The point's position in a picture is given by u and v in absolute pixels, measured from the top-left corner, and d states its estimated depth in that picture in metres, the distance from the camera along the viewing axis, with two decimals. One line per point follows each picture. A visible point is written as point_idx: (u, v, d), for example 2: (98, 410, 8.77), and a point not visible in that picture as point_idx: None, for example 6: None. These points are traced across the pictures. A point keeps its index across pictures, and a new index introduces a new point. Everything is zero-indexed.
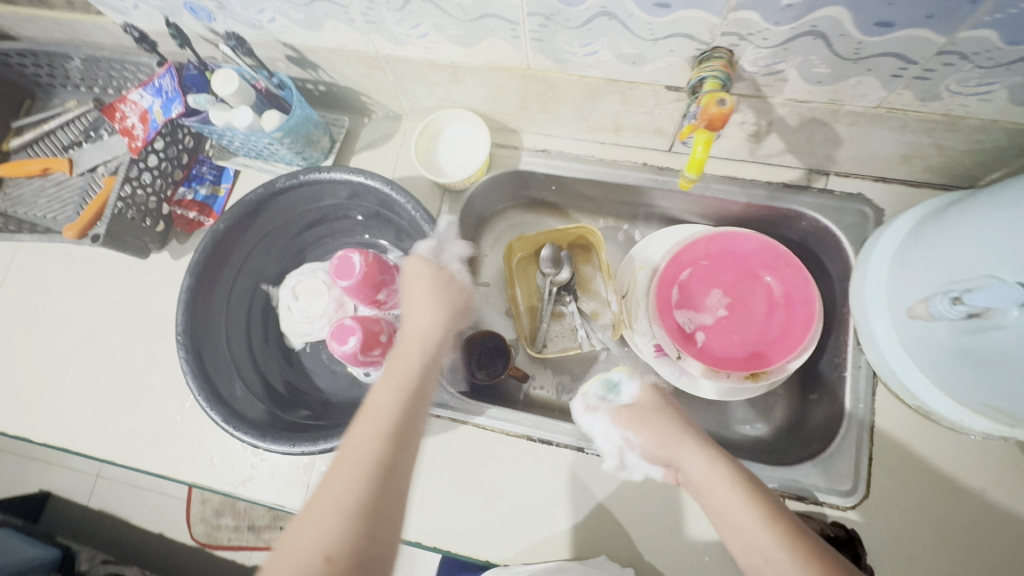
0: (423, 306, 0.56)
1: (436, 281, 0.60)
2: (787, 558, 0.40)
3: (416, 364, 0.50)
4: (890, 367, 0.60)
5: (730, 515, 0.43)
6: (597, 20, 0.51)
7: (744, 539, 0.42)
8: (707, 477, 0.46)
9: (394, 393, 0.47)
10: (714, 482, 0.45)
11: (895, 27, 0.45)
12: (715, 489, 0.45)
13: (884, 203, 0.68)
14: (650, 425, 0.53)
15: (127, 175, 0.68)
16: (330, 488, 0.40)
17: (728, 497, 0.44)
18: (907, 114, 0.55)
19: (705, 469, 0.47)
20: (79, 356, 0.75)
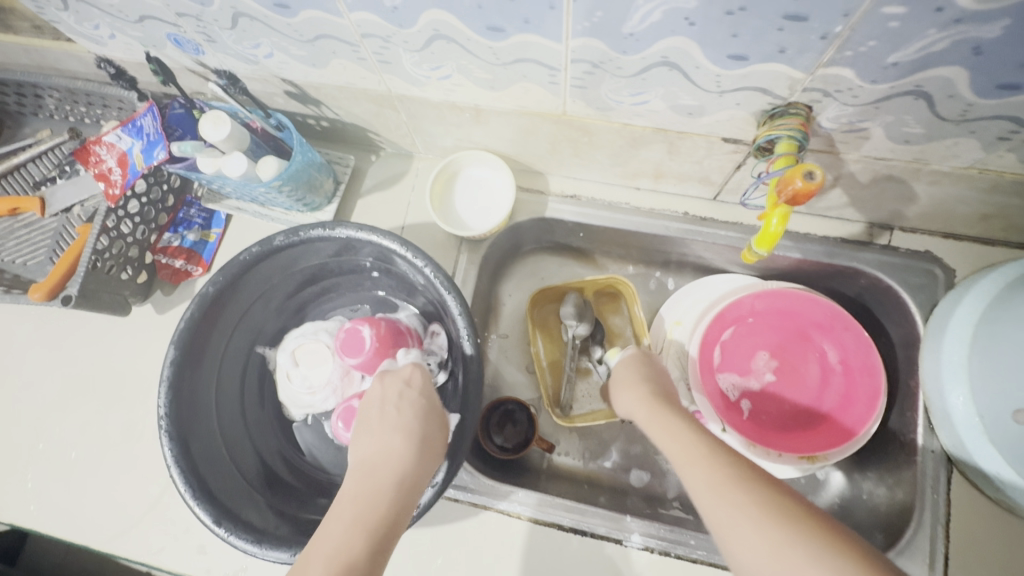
0: (379, 434, 0.47)
1: (414, 402, 0.49)
2: (746, 510, 0.35)
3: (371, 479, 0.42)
4: (974, 461, 0.53)
5: (696, 475, 0.39)
6: (655, 70, 0.43)
7: (708, 498, 0.37)
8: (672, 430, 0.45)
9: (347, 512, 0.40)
10: (680, 450, 0.42)
11: (1020, 90, 0.37)
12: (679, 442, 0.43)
13: (955, 263, 0.61)
14: (635, 390, 0.53)
15: (103, 227, 0.59)
16: None
17: (684, 448, 0.42)
18: (1002, 176, 0.48)
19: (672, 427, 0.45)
20: (52, 424, 0.67)
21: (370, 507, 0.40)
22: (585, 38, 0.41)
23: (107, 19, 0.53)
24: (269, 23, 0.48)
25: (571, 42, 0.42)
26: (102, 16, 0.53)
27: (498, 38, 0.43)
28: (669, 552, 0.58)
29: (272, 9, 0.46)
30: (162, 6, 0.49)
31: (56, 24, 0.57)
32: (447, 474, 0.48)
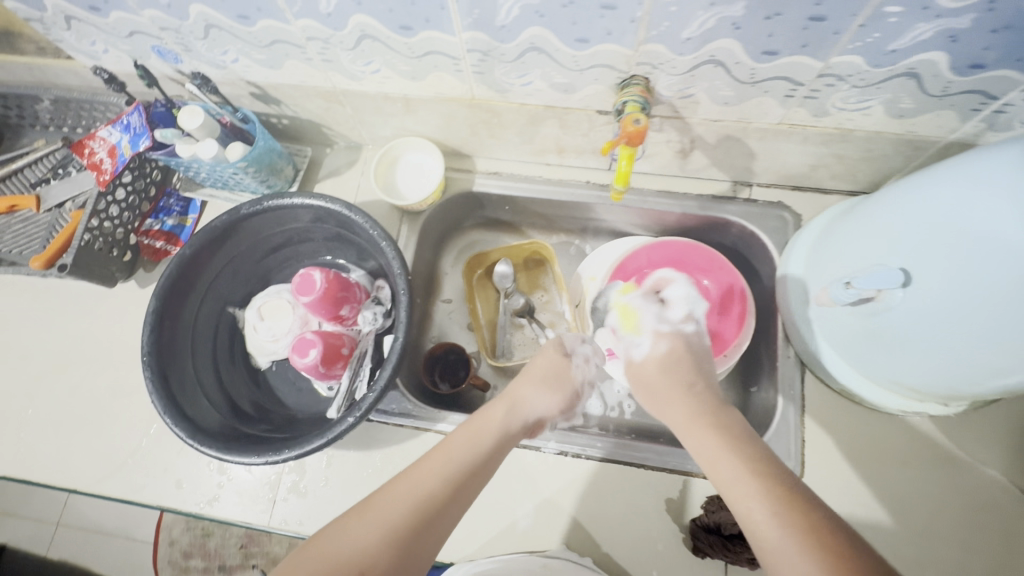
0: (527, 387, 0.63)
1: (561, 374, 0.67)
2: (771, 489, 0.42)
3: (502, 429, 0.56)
4: (814, 356, 0.66)
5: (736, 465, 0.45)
6: (529, 55, 0.57)
7: (737, 476, 0.44)
8: (712, 440, 0.49)
9: (462, 446, 0.52)
10: (732, 460, 0.45)
11: (779, 55, 0.52)
12: (717, 453, 0.47)
13: (801, 209, 0.75)
14: (672, 398, 0.57)
15: (94, 209, 0.70)
16: (368, 516, 0.44)
17: (729, 459, 0.46)
18: (806, 129, 0.63)
19: (710, 433, 0.50)
20: (44, 387, 0.76)
21: (478, 447, 0.52)
22: (472, 32, 0.55)
23: (103, 36, 0.66)
24: (234, 32, 0.61)
25: (463, 35, 0.56)
26: (99, 34, 0.66)
27: (409, 35, 0.57)
28: (580, 454, 0.68)
29: (236, 21, 0.59)
30: (149, 22, 0.62)
31: (59, 42, 0.70)
32: (385, 381, 0.60)
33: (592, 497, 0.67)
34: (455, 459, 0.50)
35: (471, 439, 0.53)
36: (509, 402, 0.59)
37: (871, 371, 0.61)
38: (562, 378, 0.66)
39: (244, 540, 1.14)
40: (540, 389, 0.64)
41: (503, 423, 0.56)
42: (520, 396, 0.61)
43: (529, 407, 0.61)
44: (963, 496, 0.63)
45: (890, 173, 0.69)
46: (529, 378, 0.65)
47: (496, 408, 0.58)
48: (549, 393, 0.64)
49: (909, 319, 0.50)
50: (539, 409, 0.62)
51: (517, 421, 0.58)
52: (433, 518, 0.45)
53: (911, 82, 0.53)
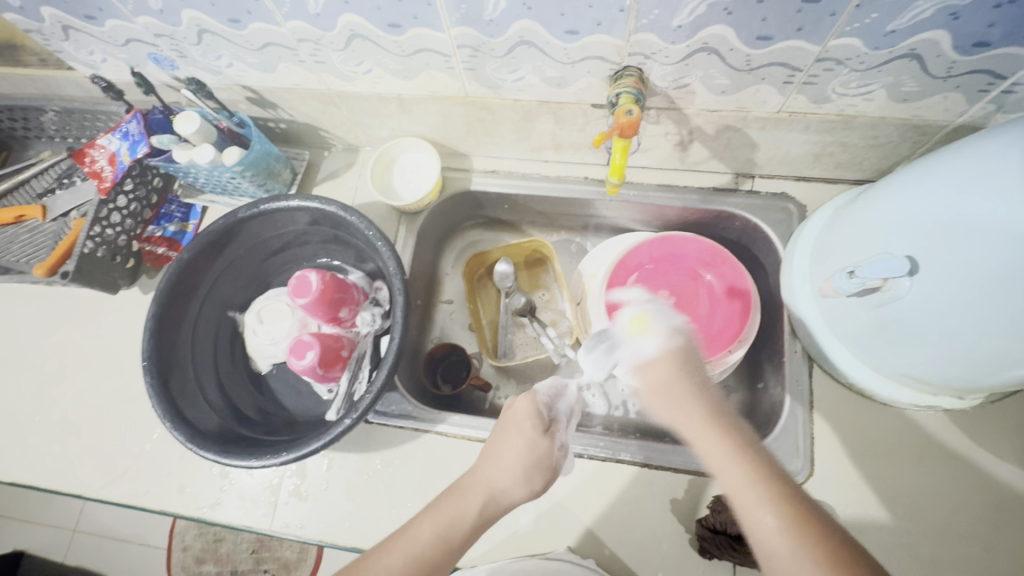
0: (490, 467, 0.52)
1: (531, 446, 0.54)
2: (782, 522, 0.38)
3: (470, 516, 0.49)
4: (821, 349, 0.65)
5: (736, 479, 0.41)
6: (519, 49, 0.57)
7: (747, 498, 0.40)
8: (729, 462, 0.43)
9: (425, 536, 0.47)
10: (735, 473, 0.42)
11: (774, 40, 0.51)
12: (745, 486, 0.41)
13: (806, 200, 0.73)
14: (685, 407, 0.48)
15: (95, 216, 0.71)
16: None
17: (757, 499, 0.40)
18: (807, 117, 0.62)
19: (734, 458, 0.43)
20: (52, 393, 0.77)
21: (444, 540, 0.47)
22: (462, 27, 0.55)
23: (100, 44, 0.67)
24: (226, 36, 0.62)
25: (451, 31, 0.56)
26: (97, 43, 0.67)
27: (399, 33, 0.57)
28: (583, 454, 0.67)
29: (227, 24, 0.60)
30: (143, 29, 0.63)
31: (58, 53, 0.71)
32: (381, 382, 0.59)
33: (594, 498, 0.65)
34: (416, 556, 0.45)
35: (439, 536, 0.47)
36: (485, 490, 0.51)
37: (879, 363, 0.59)
38: (539, 456, 0.54)
39: (255, 546, 1.17)
40: (513, 471, 0.52)
41: (472, 521, 0.49)
42: (493, 484, 0.51)
43: (506, 491, 0.51)
44: (981, 493, 0.61)
45: (896, 160, 0.67)
46: (503, 457, 0.53)
47: (469, 499, 0.50)
48: (526, 475, 0.52)
49: (922, 310, 0.48)
50: (517, 493, 0.51)
51: (493, 514, 0.50)
52: None
53: (913, 63, 0.51)
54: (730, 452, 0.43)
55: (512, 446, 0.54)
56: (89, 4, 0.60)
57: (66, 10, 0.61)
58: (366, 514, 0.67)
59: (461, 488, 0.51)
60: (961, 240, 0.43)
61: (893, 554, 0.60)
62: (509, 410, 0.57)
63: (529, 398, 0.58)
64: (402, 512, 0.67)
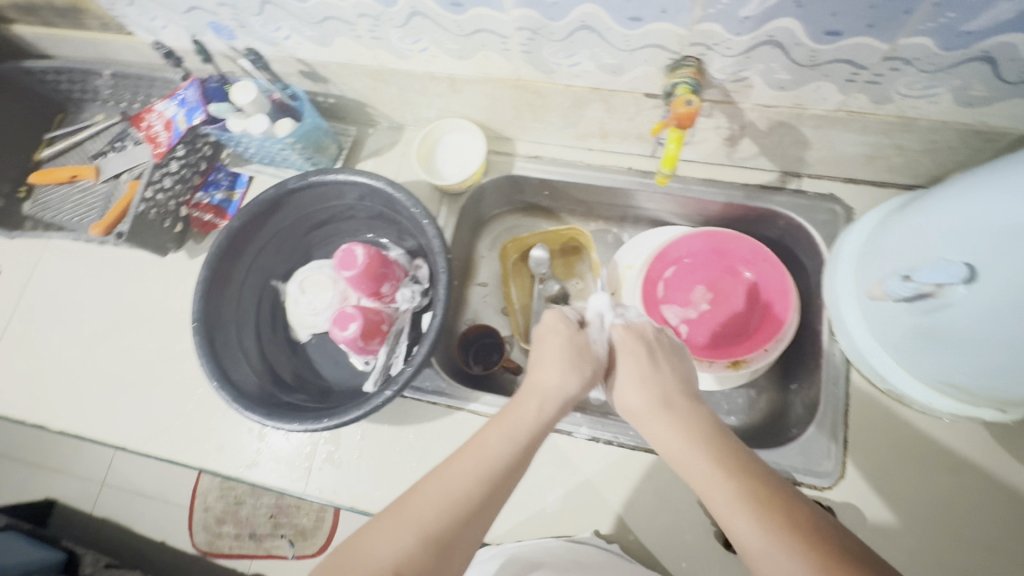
0: (545, 368, 0.56)
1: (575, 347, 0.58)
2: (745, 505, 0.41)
3: (538, 420, 0.51)
4: (860, 353, 0.64)
5: (705, 473, 0.44)
6: (579, 33, 0.57)
7: (715, 489, 0.43)
8: (698, 457, 0.46)
9: (497, 438, 0.48)
10: (703, 467, 0.45)
11: (843, 36, 0.50)
12: (713, 481, 0.43)
13: (854, 203, 0.72)
14: (658, 429, 0.50)
15: (149, 181, 0.73)
16: (402, 514, 0.42)
17: (726, 492, 0.42)
18: (865, 117, 0.61)
19: (700, 455, 0.45)
20: (100, 349, 0.80)
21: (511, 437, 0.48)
22: (523, 9, 0.55)
23: (163, 11, 0.68)
24: (287, 8, 0.62)
25: (513, 13, 0.56)
26: (160, 9, 0.68)
27: (459, 12, 0.57)
28: (612, 442, 0.67)
29: None
30: None
31: (121, 18, 0.72)
32: (422, 357, 0.60)
33: (622, 484, 0.66)
34: (488, 457, 0.46)
35: (503, 444, 0.47)
36: (537, 394, 0.53)
37: (921, 371, 0.58)
38: (582, 352, 0.58)
39: (274, 510, 1.21)
40: (560, 366, 0.56)
41: (532, 418, 0.51)
42: (546, 382, 0.54)
43: (559, 389, 0.54)
44: (1016, 508, 0.60)
45: (952, 166, 0.66)
46: (547, 360, 0.57)
47: (526, 400, 0.52)
48: (577, 370, 0.56)
49: (975, 319, 0.47)
50: (570, 383, 0.55)
51: (552, 410, 0.52)
52: (467, 524, 0.42)
53: (985, 67, 0.50)
54: (719, 462, 0.44)
55: (559, 347, 0.58)
56: None
57: None
58: (397, 485, 0.69)
59: (522, 395, 0.54)
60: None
61: (920, 562, 0.60)
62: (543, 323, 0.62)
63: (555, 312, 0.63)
64: None
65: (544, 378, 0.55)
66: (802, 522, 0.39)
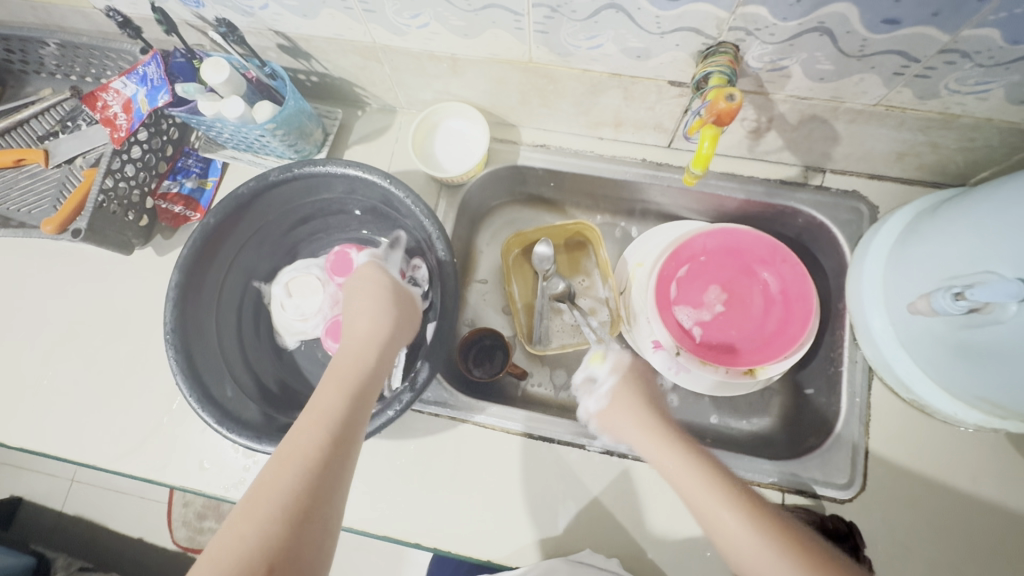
0: (353, 316, 0.54)
1: (377, 283, 0.57)
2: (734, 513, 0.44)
3: (365, 358, 0.50)
4: (887, 363, 0.61)
5: (688, 476, 0.47)
6: (604, 13, 0.50)
7: (700, 493, 0.46)
8: (685, 459, 0.48)
9: (338, 386, 0.47)
10: (686, 468, 0.48)
11: (901, 24, 0.45)
12: (693, 480, 0.47)
13: (879, 201, 0.69)
14: (637, 425, 0.54)
15: (109, 168, 0.65)
16: (274, 466, 0.40)
17: (715, 494, 0.45)
18: (905, 112, 0.56)
19: (683, 458, 0.48)
20: (59, 355, 0.72)
21: (350, 376, 0.48)
22: None
23: None
24: None
25: None
26: None
27: None
28: (627, 455, 0.64)
29: None
30: None
31: None
32: (427, 375, 0.56)
33: (637, 499, 0.63)
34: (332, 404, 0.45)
35: (345, 389, 0.46)
36: (354, 337, 0.52)
37: (953, 384, 0.55)
38: (377, 288, 0.57)
39: None
40: (363, 313, 0.54)
41: (365, 359, 0.50)
42: (359, 326, 0.53)
43: (370, 324, 0.53)
44: None
45: (986, 166, 0.63)
46: (353, 309, 0.55)
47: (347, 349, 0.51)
48: (383, 304, 0.55)
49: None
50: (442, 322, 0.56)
51: (374, 347, 0.51)
52: (325, 468, 0.41)
53: None
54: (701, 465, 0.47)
55: (366, 291, 0.57)
56: None
57: None
58: (397, 503, 0.65)
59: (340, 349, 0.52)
60: None
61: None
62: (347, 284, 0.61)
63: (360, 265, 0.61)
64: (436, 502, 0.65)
65: (348, 327, 0.53)
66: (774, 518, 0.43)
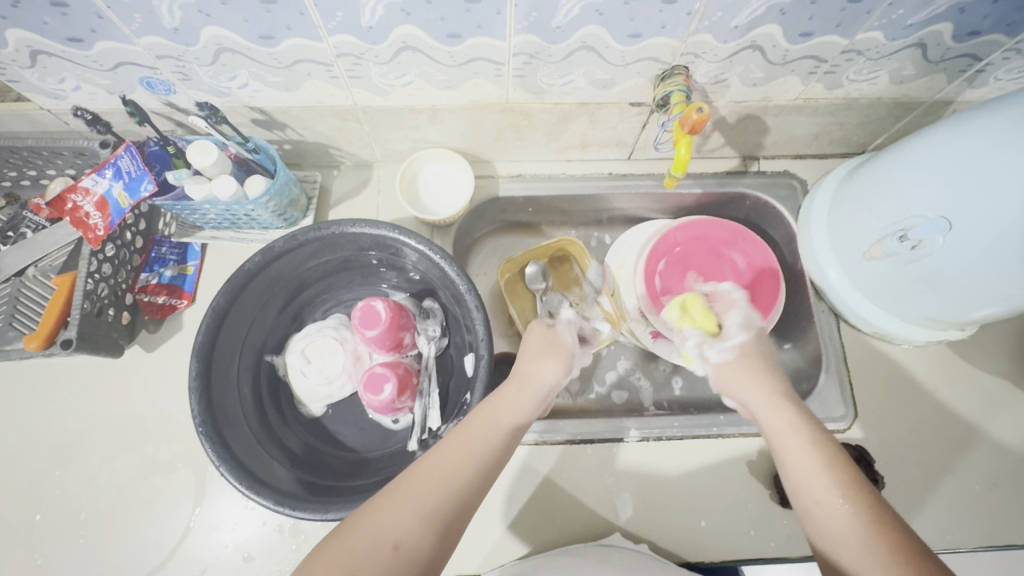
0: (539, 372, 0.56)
1: (557, 351, 0.59)
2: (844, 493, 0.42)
3: (495, 433, 0.48)
4: (849, 307, 0.73)
5: (796, 446, 0.46)
6: (577, 54, 0.57)
7: (807, 469, 0.44)
8: (802, 441, 0.46)
9: (462, 457, 0.46)
10: (798, 442, 0.46)
11: (813, 35, 0.56)
12: (802, 447, 0.45)
13: (805, 175, 0.82)
14: (754, 388, 0.52)
15: (88, 271, 0.61)
16: (325, 556, 0.39)
17: (813, 456, 0.45)
18: (818, 102, 0.69)
19: (798, 430, 0.47)
20: (56, 483, 0.66)
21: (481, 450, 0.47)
22: (525, 35, 0.54)
23: (77, 70, 0.57)
24: (250, 54, 0.56)
25: (513, 39, 0.55)
26: (72, 69, 0.57)
27: (455, 43, 0.55)
28: (662, 437, 0.70)
29: (256, 41, 0.54)
30: (144, 51, 0.55)
31: (11, 84, 0.59)
32: (480, 402, 0.55)
33: (680, 474, 0.70)
34: (443, 485, 0.44)
35: (471, 459, 0.46)
36: (494, 412, 0.50)
37: (903, 310, 0.67)
38: (558, 346, 0.60)
39: None
40: (542, 363, 0.57)
41: (503, 431, 0.49)
42: (529, 373, 0.56)
43: (541, 382, 0.55)
44: (984, 405, 0.73)
45: (879, 133, 0.77)
46: (530, 355, 0.59)
47: (480, 417, 0.49)
48: (560, 365, 0.58)
49: (956, 261, 0.56)
50: (552, 379, 0.56)
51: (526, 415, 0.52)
52: (433, 550, 0.41)
53: (917, 51, 0.60)
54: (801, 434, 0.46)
55: (544, 346, 0.60)
56: (79, 25, 0.51)
57: (44, 32, 0.51)
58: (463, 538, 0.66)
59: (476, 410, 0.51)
60: (988, 195, 0.51)
61: (929, 471, 0.71)
62: (528, 326, 0.66)
63: (537, 320, 0.67)
64: (500, 527, 0.67)
65: (498, 398, 0.52)
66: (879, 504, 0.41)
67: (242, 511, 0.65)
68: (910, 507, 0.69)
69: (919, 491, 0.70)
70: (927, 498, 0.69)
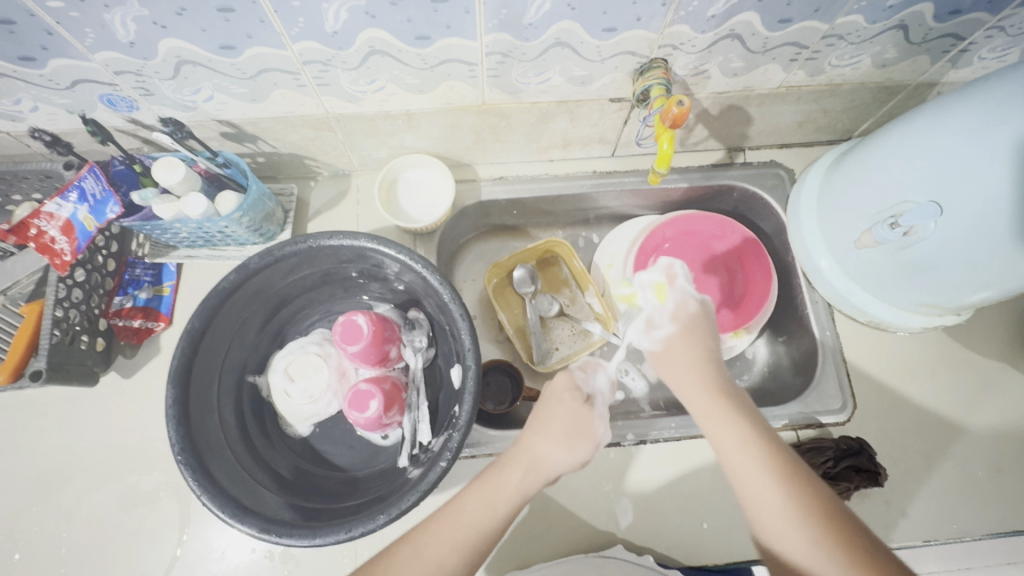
0: (546, 455, 0.53)
1: (577, 436, 0.55)
2: (759, 468, 0.46)
3: (499, 493, 0.50)
4: (842, 297, 0.71)
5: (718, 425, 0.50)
6: (552, 50, 0.56)
7: (729, 447, 0.48)
8: (723, 419, 0.49)
9: (461, 527, 0.47)
10: (716, 417, 0.50)
11: (792, 22, 0.55)
12: (722, 426, 0.49)
13: (792, 165, 0.81)
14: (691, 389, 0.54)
15: (56, 298, 0.59)
16: None
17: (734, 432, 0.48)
18: (801, 89, 0.68)
19: (720, 412, 0.50)
20: (32, 520, 0.64)
21: (474, 529, 0.48)
22: (496, 34, 0.53)
23: (32, 90, 0.55)
24: (212, 66, 0.54)
25: (484, 39, 0.53)
26: (27, 89, 0.55)
27: (425, 45, 0.53)
28: (659, 440, 0.68)
29: (217, 52, 0.52)
30: (101, 68, 0.53)
31: None
32: (470, 416, 0.53)
33: (679, 476, 0.68)
34: (446, 547, 0.47)
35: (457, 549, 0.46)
36: (517, 463, 0.52)
37: (896, 297, 0.66)
38: (584, 431, 0.56)
39: None
40: (559, 444, 0.54)
41: (505, 506, 0.49)
42: (539, 454, 0.53)
43: (550, 464, 0.53)
44: (985, 390, 0.72)
45: (865, 118, 0.76)
46: (548, 428, 0.55)
47: (501, 473, 0.51)
48: (572, 450, 0.54)
49: (947, 246, 0.55)
50: (561, 465, 0.53)
51: (538, 482, 0.52)
52: None
53: (899, 33, 0.59)
54: (727, 410, 0.50)
55: (567, 423, 0.56)
56: (29, 42, 0.48)
57: None
58: None
59: (501, 465, 0.52)
60: (976, 177, 0.50)
61: (932, 459, 0.69)
62: (553, 385, 0.60)
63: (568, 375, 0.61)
64: (498, 540, 0.66)
65: (508, 459, 0.52)
66: (802, 480, 0.44)
67: (231, 537, 0.63)
68: (914, 497, 0.68)
69: (922, 480, 0.68)
70: (931, 488, 0.68)
